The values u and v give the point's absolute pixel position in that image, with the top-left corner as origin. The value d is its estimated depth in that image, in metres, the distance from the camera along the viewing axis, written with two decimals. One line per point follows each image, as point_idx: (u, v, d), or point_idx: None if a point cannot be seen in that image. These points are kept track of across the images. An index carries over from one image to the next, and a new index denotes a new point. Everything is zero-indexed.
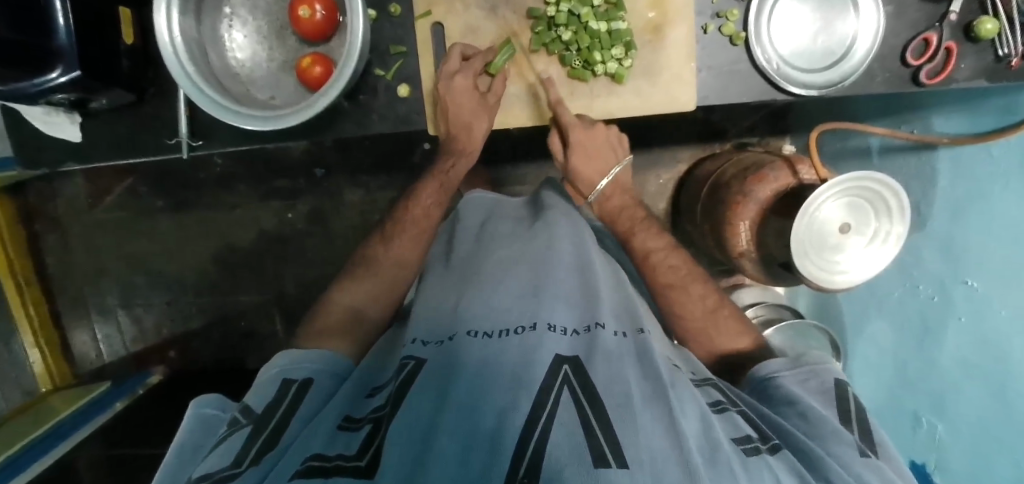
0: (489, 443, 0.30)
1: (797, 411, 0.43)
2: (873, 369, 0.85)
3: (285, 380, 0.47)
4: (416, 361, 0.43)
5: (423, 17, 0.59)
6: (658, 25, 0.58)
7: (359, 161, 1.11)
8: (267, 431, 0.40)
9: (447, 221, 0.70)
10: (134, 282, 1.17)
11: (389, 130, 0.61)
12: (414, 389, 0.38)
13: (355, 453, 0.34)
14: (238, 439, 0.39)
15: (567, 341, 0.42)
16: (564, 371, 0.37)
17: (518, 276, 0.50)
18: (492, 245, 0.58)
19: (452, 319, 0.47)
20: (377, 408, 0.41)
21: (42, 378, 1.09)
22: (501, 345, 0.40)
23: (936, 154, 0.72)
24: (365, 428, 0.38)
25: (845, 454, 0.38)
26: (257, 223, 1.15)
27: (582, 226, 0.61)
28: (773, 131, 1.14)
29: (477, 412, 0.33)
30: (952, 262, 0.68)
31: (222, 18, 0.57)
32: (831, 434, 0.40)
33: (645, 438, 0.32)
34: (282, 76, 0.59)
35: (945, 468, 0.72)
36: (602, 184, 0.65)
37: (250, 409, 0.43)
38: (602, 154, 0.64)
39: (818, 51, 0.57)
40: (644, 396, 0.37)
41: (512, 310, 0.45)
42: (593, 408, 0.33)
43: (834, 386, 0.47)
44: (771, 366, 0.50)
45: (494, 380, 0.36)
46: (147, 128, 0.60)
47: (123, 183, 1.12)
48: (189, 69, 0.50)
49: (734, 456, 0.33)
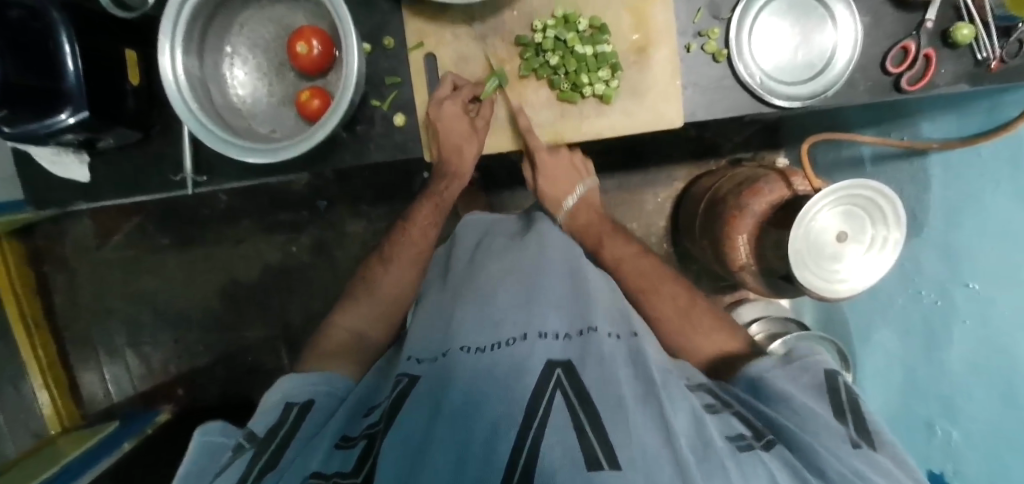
0: (484, 457, 0.31)
1: (789, 408, 0.42)
2: (882, 377, 0.84)
3: (286, 404, 0.46)
4: (410, 377, 0.43)
5: (415, 49, 0.61)
6: (642, 46, 0.60)
7: (360, 192, 1.13)
8: (268, 453, 0.39)
9: (444, 246, 0.71)
10: (141, 319, 1.18)
11: (386, 158, 0.63)
12: (408, 403, 0.38)
13: (351, 470, 0.35)
14: (240, 464, 0.38)
15: (559, 346, 0.42)
16: (556, 375, 0.37)
17: (510, 287, 0.50)
18: (485, 261, 0.58)
19: (445, 336, 0.47)
20: (372, 424, 0.41)
21: (51, 420, 1.09)
22: (493, 358, 0.40)
23: (929, 159, 0.73)
24: (360, 445, 0.38)
25: (839, 451, 0.36)
26: (261, 257, 1.16)
27: (575, 242, 0.62)
28: (766, 146, 1.15)
29: (471, 425, 0.33)
30: (954, 266, 0.68)
31: (223, 57, 0.59)
32: (825, 430, 0.38)
33: (637, 437, 0.31)
34: (282, 110, 0.61)
35: (963, 476, 0.69)
36: (569, 202, 0.69)
37: (253, 433, 0.43)
38: (569, 178, 0.68)
39: (799, 64, 0.59)
40: (636, 396, 0.36)
41: (505, 322, 0.45)
42: (585, 411, 0.33)
43: (827, 378, 0.44)
44: (761, 364, 0.48)
45: (488, 391, 0.36)
46: (153, 166, 0.61)
47: (131, 221, 1.14)
48: (192, 106, 0.52)
49: (727, 452, 0.32)
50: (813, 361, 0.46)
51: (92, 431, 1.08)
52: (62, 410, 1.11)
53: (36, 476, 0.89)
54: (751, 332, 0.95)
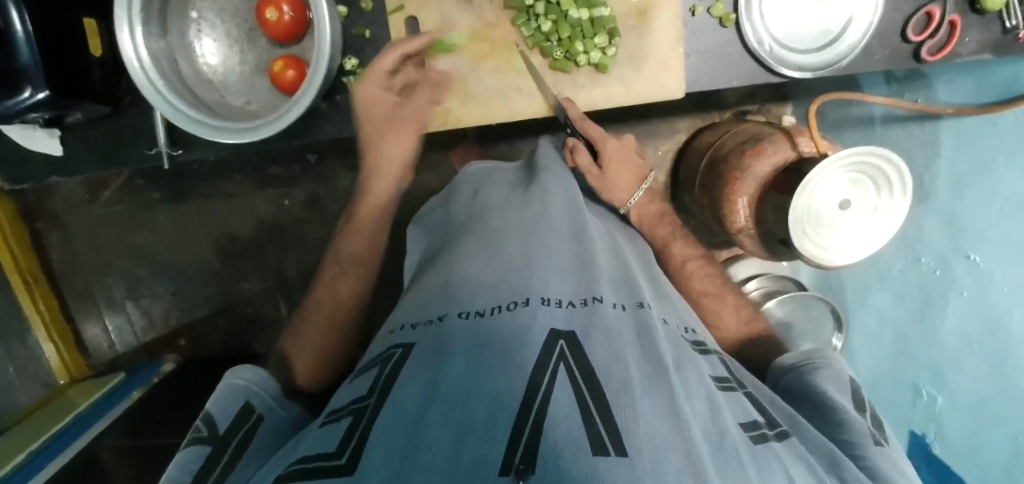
0: (486, 426, 0.27)
1: (813, 401, 0.46)
2: (872, 338, 0.86)
3: (248, 403, 0.46)
4: (404, 348, 0.40)
5: (396, 12, 0.60)
6: (643, 10, 0.59)
7: (352, 144, 1.10)
8: (223, 460, 0.39)
9: (446, 194, 0.68)
10: (139, 275, 1.19)
11: (368, 130, 0.63)
12: (403, 378, 0.35)
13: (335, 451, 0.30)
14: (192, 463, 0.38)
15: (562, 314, 0.39)
16: (559, 347, 0.34)
17: (510, 250, 0.47)
18: (486, 215, 0.56)
19: (442, 299, 0.44)
20: (358, 398, 0.37)
21: (59, 371, 1.15)
22: (492, 324, 0.38)
23: (939, 125, 0.70)
24: (345, 421, 0.34)
25: (857, 442, 0.41)
26: (255, 212, 1.15)
27: (575, 189, 0.60)
28: (774, 98, 1.10)
29: (472, 396, 0.30)
30: (955, 236, 0.66)
31: (190, 23, 0.56)
32: (847, 424, 0.43)
33: (645, 422, 0.28)
34: (256, 79, 0.58)
35: (944, 435, 0.71)
36: (640, 192, 0.66)
37: (214, 424, 0.42)
38: (632, 169, 0.67)
39: (812, 32, 0.58)
40: (644, 377, 0.33)
41: (501, 288, 0.42)
42: (591, 391, 0.30)
43: (849, 379, 0.49)
44: (790, 359, 0.54)
45: (490, 356, 0.33)
46: (126, 140, 0.60)
47: (119, 177, 1.13)
48: (158, 83, 0.50)
49: (741, 442, 0.32)
50: (836, 361, 0.52)
51: (102, 380, 1.13)
52: (70, 362, 1.17)
53: (48, 430, 0.93)
54: (747, 289, 0.97)
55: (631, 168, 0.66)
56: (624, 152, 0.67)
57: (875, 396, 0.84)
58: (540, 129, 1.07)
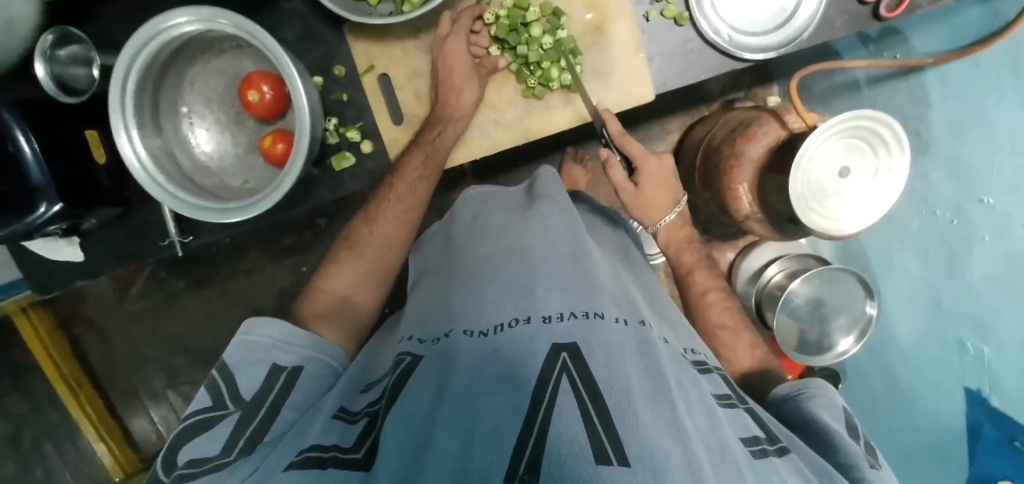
0: (490, 438, 0.28)
1: (808, 427, 0.47)
2: (905, 301, 0.83)
3: (273, 366, 0.47)
4: (411, 357, 0.41)
5: (368, 73, 0.64)
6: (599, 25, 0.61)
7: (358, 202, 1.13)
8: (254, 422, 0.42)
9: (445, 220, 0.68)
10: (175, 362, 1.22)
11: (362, 186, 0.66)
12: (411, 383, 0.37)
13: (351, 445, 0.35)
14: (225, 427, 0.41)
15: (563, 328, 0.38)
16: (561, 360, 0.34)
17: (507, 269, 0.48)
18: (481, 236, 0.57)
19: (447, 318, 0.44)
20: (372, 402, 0.40)
21: (114, 469, 1.19)
22: (496, 342, 0.37)
23: (925, 76, 0.70)
24: (362, 421, 0.38)
25: (851, 458, 0.41)
26: (275, 283, 1.18)
27: (577, 217, 0.59)
28: (758, 81, 1.10)
29: (478, 412, 0.30)
30: (964, 183, 0.65)
31: (182, 119, 0.61)
32: (840, 443, 0.43)
33: (648, 433, 0.28)
34: (250, 158, 0.63)
35: (1001, 388, 0.64)
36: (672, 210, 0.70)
37: (237, 394, 0.44)
38: (667, 186, 0.69)
39: (769, 14, 0.60)
40: (646, 391, 0.33)
41: (503, 305, 0.42)
42: (594, 402, 0.30)
43: (843, 407, 0.50)
44: (784, 388, 0.54)
45: (494, 372, 0.34)
46: (141, 234, 0.64)
47: (144, 271, 1.18)
48: (158, 175, 0.54)
49: (741, 455, 0.32)
50: (827, 388, 0.52)
51: None
52: (123, 458, 1.21)
53: None
54: (768, 274, 0.97)
55: (666, 186, 0.69)
56: (662, 169, 0.69)
57: (922, 361, 0.79)
58: (535, 154, 1.08)
